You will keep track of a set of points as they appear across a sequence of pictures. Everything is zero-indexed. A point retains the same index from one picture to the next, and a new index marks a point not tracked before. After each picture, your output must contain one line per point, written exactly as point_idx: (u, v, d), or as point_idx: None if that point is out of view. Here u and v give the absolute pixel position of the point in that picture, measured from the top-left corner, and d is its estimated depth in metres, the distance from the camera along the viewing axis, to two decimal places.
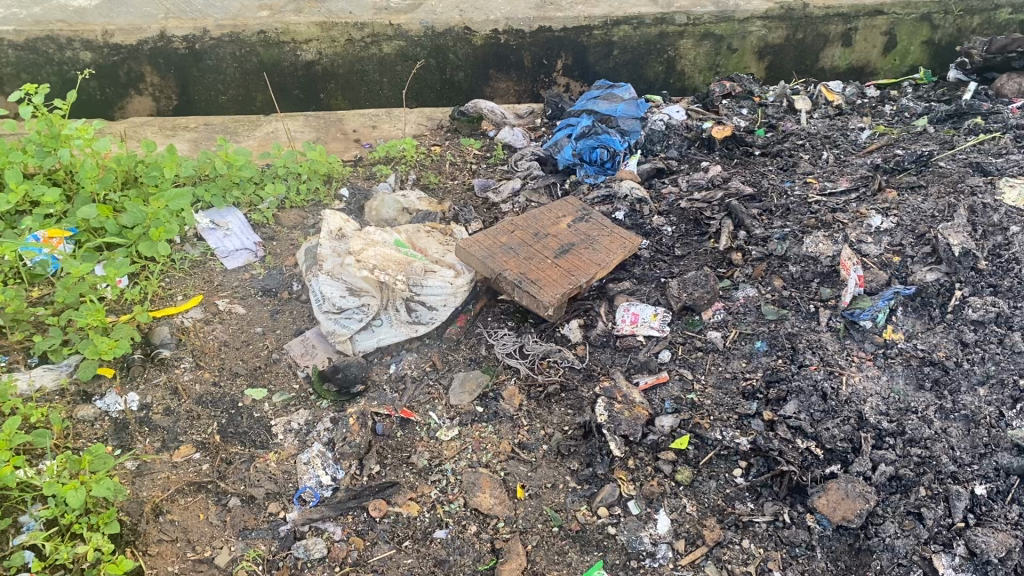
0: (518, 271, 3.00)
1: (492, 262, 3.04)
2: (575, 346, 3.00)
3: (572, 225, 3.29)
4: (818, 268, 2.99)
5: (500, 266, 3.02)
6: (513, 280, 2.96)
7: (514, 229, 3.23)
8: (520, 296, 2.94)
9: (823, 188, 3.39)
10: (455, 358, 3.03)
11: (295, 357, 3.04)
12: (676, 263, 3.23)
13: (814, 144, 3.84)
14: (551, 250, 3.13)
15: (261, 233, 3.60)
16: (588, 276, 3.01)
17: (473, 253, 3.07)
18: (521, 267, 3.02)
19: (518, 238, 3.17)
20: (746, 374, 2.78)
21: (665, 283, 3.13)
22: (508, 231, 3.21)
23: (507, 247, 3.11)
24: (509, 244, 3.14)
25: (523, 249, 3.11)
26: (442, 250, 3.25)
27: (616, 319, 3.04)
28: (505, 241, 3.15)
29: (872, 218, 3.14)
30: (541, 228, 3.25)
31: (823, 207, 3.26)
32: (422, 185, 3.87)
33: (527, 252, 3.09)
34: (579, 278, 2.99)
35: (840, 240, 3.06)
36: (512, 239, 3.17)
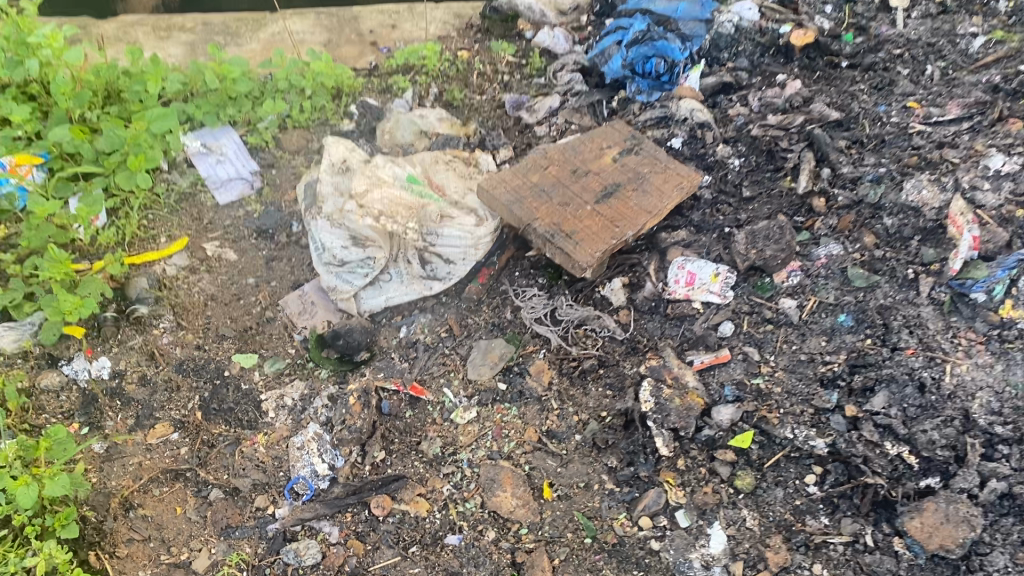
0: (551, 221, 2.50)
1: (520, 209, 2.54)
2: (619, 310, 2.53)
3: (619, 159, 2.74)
4: (919, 222, 2.42)
5: (530, 214, 2.52)
6: (544, 231, 2.47)
7: (548, 165, 2.69)
8: (553, 253, 2.45)
9: (930, 114, 2.77)
10: (476, 322, 2.58)
11: (291, 315, 2.61)
12: (744, 208, 2.69)
13: (915, 52, 3.16)
14: (592, 193, 2.60)
15: (260, 159, 3.13)
16: (635, 228, 2.50)
17: (498, 197, 2.57)
18: (555, 215, 2.51)
19: (554, 178, 2.64)
20: (826, 356, 2.29)
21: (730, 236, 2.61)
22: (540, 168, 2.68)
23: (539, 190, 2.60)
24: (542, 184, 2.62)
25: (559, 192, 2.59)
26: (459, 190, 2.76)
27: (668, 279, 2.54)
28: (537, 181, 2.63)
29: (992, 157, 2.48)
30: (581, 163, 2.71)
31: (929, 140, 2.66)
32: (445, 104, 3.34)
33: (563, 197, 2.58)
34: (624, 230, 2.48)
35: (948, 184, 2.46)
36: (545, 178, 2.64)
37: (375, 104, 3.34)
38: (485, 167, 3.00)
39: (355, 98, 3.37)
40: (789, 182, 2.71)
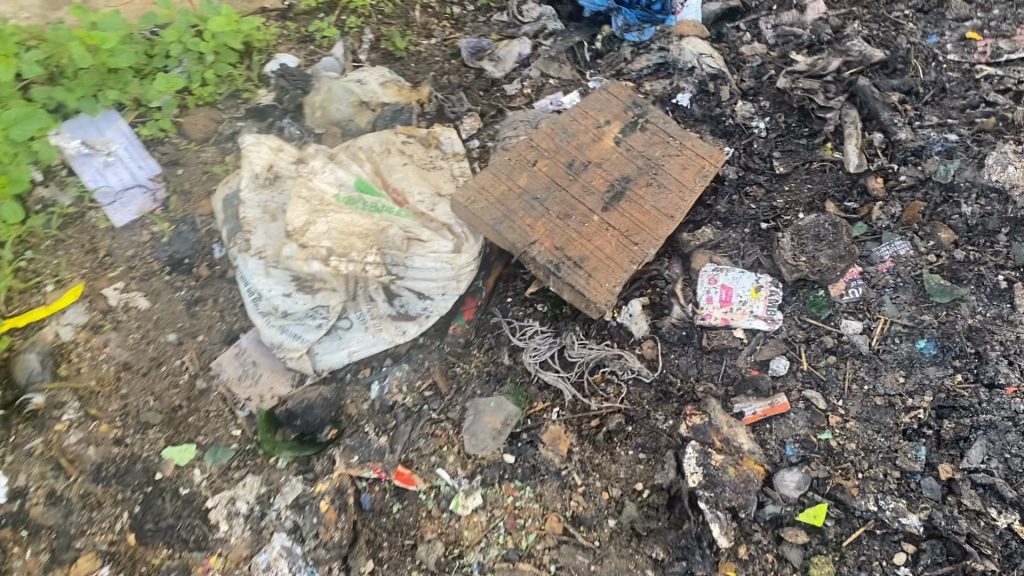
0: (552, 244, 1.97)
1: (508, 230, 1.99)
2: (642, 343, 2.05)
3: (621, 139, 2.17)
4: (1007, 213, 1.96)
5: (523, 236, 1.98)
6: (545, 261, 1.94)
7: (536, 158, 2.12)
8: (558, 288, 1.94)
9: (994, 56, 2.25)
10: (465, 371, 2.07)
11: (230, 382, 2.07)
12: (780, 191, 2.18)
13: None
14: (596, 195, 2.05)
15: (160, 154, 2.46)
16: (657, 242, 1.98)
17: (479, 214, 2.01)
18: (555, 235, 1.98)
19: (545, 177, 2.08)
20: (907, 399, 1.86)
21: (767, 235, 2.11)
22: (526, 164, 2.11)
23: (528, 198, 2.04)
24: (532, 189, 2.06)
25: (555, 199, 2.04)
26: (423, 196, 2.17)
27: (699, 297, 2.06)
28: (525, 184, 2.06)
29: None
30: (576, 151, 2.14)
31: (1003, 93, 2.15)
32: (385, 55, 2.66)
33: (560, 205, 2.03)
34: (645, 248, 1.96)
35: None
36: (534, 179, 2.07)
37: (294, 61, 2.63)
38: (448, 147, 2.39)
39: (268, 56, 2.67)
40: (832, 153, 2.19)
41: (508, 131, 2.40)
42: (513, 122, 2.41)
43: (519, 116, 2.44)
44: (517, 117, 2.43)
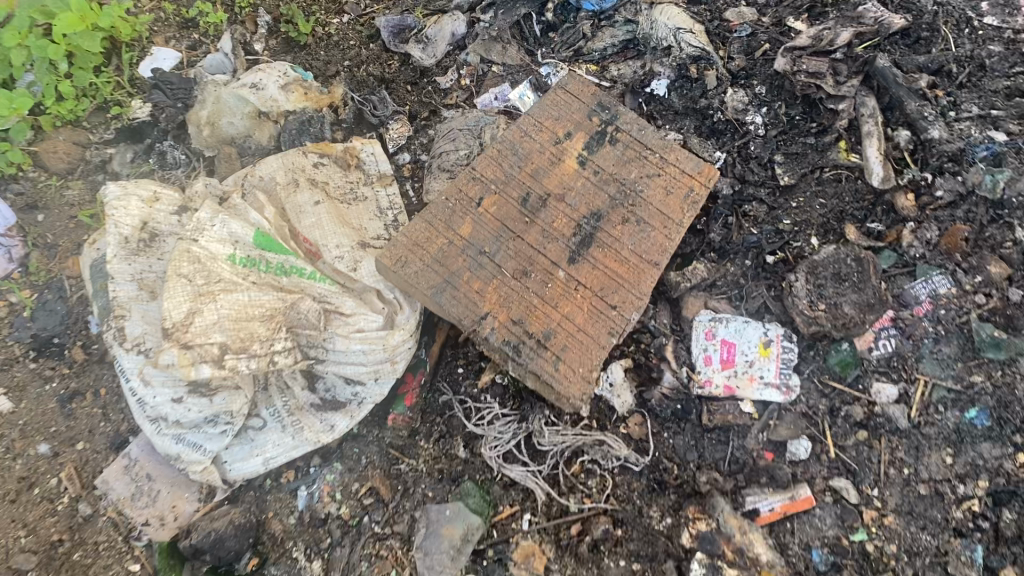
0: (507, 316, 1.54)
1: (451, 300, 1.56)
2: (627, 419, 1.66)
3: (587, 157, 1.71)
4: None
5: (471, 308, 1.54)
6: (499, 341, 1.52)
7: (480, 194, 1.66)
8: (519, 373, 1.52)
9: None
10: (412, 469, 1.67)
11: (121, 503, 1.66)
12: (786, 207, 1.76)
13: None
14: (559, 241, 1.62)
15: (10, 194, 1.95)
16: (641, 302, 1.56)
17: (413, 281, 1.57)
18: (511, 303, 1.55)
19: (493, 221, 1.63)
20: (961, 486, 1.47)
21: (775, 270, 1.70)
22: (467, 204, 1.65)
23: (474, 253, 1.60)
24: (478, 239, 1.61)
25: (507, 252, 1.60)
26: (342, 248, 1.72)
27: (695, 358, 1.67)
28: (469, 233, 1.62)
29: None
30: (531, 179, 1.68)
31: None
32: (285, 45, 2.17)
33: (515, 260, 1.59)
34: (625, 312, 1.54)
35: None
36: (479, 224, 1.63)
37: (174, 59, 2.14)
38: (373, 167, 1.94)
39: (142, 52, 2.14)
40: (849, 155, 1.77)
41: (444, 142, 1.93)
42: (450, 131, 1.94)
43: (456, 121, 1.96)
44: (455, 122, 1.96)
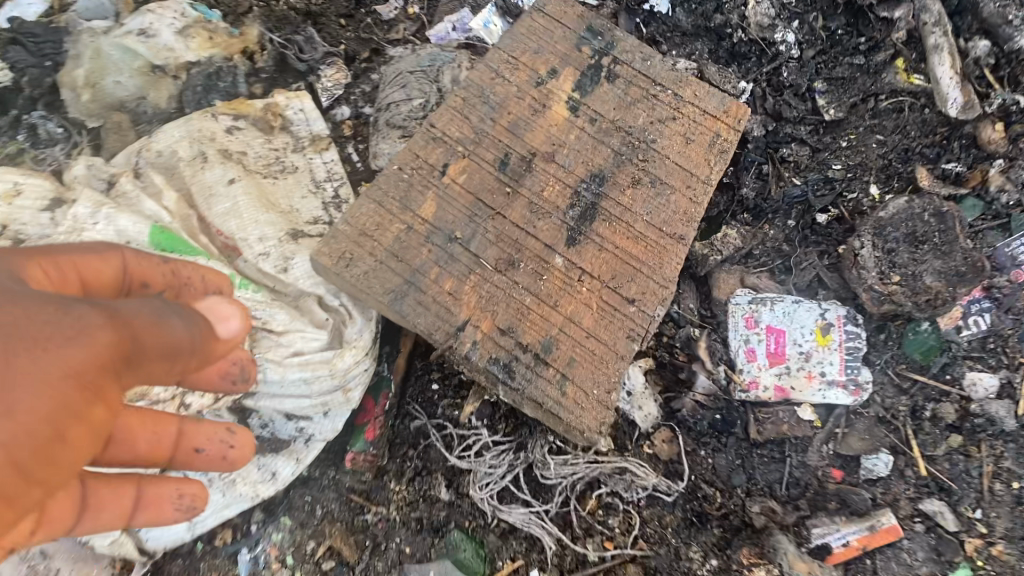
0: (492, 323, 1.16)
1: (415, 308, 1.15)
2: (653, 436, 1.29)
3: (578, 101, 1.31)
4: None
5: (443, 316, 1.15)
6: (485, 359, 1.14)
7: (442, 160, 1.25)
8: (513, 401, 1.15)
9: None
10: (381, 522, 1.27)
11: None
12: (833, 148, 1.38)
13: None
14: (551, 216, 1.22)
15: None
16: (666, 291, 1.18)
17: (363, 284, 1.15)
18: (497, 306, 1.16)
19: (464, 195, 1.23)
20: None
21: (828, 237, 1.34)
22: (427, 173, 1.24)
23: (440, 241, 1.19)
24: (445, 221, 1.20)
25: (484, 237, 1.20)
26: (267, 241, 1.30)
27: (735, 355, 1.30)
28: (434, 214, 1.21)
29: None
30: (507, 136, 1.27)
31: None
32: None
33: (495, 249, 1.20)
34: (646, 307, 1.17)
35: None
36: (443, 202, 1.22)
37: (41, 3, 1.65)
38: (303, 127, 1.51)
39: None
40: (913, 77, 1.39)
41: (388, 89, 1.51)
42: (394, 76, 1.52)
43: (400, 63, 1.53)
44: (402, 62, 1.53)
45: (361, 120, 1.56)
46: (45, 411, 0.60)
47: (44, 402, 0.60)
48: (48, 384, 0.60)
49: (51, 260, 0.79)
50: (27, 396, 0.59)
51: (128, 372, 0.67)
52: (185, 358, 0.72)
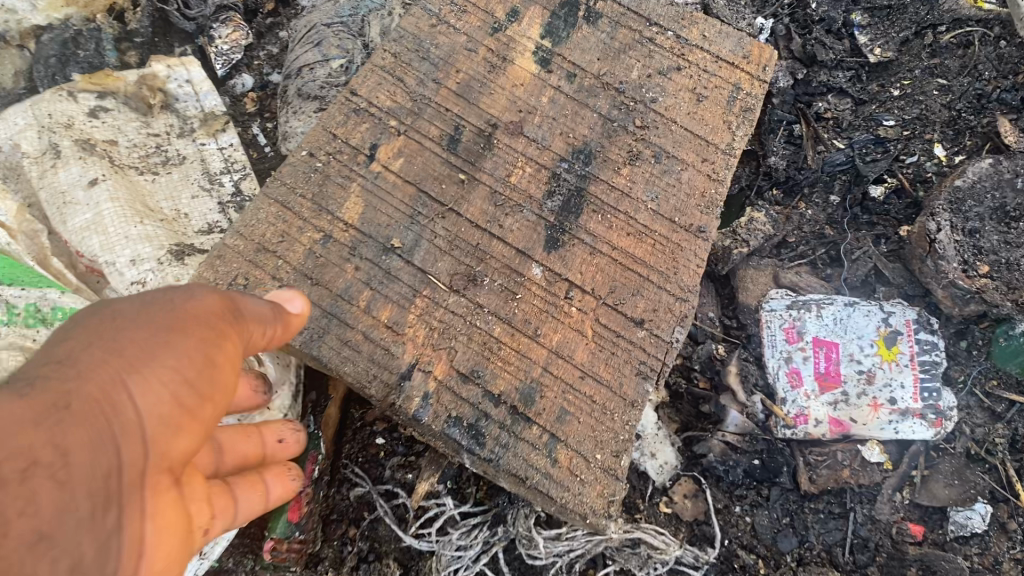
0: (448, 366, 0.73)
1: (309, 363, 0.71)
2: (672, 493, 0.96)
3: (550, 51, 0.88)
4: None
5: (380, 361, 0.72)
6: (444, 419, 0.71)
7: (367, 139, 0.81)
8: (483, 474, 0.72)
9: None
10: None
11: None
12: (884, 101, 1.08)
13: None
14: (521, 211, 0.80)
15: None
16: (688, 305, 0.77)
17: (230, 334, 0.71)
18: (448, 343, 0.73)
19: (403, 184, 0.79)
20: None
21: (887, 218, 1.04)
22: (348, 158, 0.80)
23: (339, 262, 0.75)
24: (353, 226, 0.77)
25: (433, 243, 0.77)
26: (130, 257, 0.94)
27: (777, 377, 0.98)
28: (362, 216, 0.77)
29: None
30: (457, 103, 0.84)
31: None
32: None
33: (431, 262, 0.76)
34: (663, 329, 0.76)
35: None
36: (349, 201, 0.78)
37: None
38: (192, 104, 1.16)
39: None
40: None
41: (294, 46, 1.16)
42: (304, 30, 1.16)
43: (310, 13, 1.17)
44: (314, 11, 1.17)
45: (267, 92, 1.22)
46: (181, 355, 0.48)
47: (178, 342, 0.49)
48: (174, 346, 0.48)
49: None
50: (155, 333, 0.48)
51: (241, 349, 0.54)
52: (271, 341, 0.57)
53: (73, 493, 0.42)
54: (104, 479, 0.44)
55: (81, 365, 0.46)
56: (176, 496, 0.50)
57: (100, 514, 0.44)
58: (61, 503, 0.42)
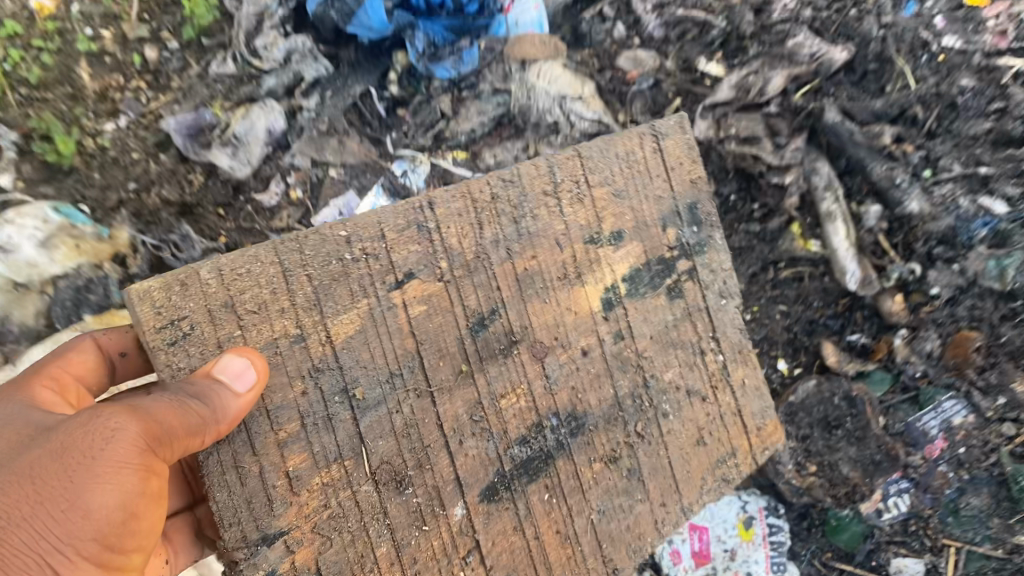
0: (319, 556, 1.37)
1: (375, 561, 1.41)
2: None
3: (617, 300, 1.68)
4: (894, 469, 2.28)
5: (257, 521, 1.33)
6: None
7: (408, 265, 1.48)
8: None
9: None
10: None
11: None
12: (729, 394, 1.79)
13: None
14: (485, 431, 1.52)
15: None
16: (568, 545, 1.56)
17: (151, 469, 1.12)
18: (378, 455, 1.42)
19: (402, 332, 1.47)
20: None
21: (711, 486, 1.74)
22: (377, 281, 1.45)
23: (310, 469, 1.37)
24: (364, 385, 1.42)
25: (389, 420, 1.44)
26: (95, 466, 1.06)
27: (611, 549, 1.60)
28: (342, 338, 1.41)
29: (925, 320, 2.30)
30: (507, 283, 1.57)
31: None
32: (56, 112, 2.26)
33: (453, 392, 1.50)
34: None
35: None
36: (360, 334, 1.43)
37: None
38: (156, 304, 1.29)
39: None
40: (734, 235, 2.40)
41: (250, 286, 1.35)
42: (299, 277, 1.39)
43: (306, 255, 1.40)
44: (309, 248, 1.40)
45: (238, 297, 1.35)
46: (115, 457, 1.07)
47: (108, 460, 1.07)
48: (101, 476, 1.06)
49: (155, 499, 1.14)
50: (102, 449, 1.07)
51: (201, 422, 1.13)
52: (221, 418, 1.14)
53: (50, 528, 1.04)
54: (67, 547, 1.05)
55: (31, 499, 1.05)
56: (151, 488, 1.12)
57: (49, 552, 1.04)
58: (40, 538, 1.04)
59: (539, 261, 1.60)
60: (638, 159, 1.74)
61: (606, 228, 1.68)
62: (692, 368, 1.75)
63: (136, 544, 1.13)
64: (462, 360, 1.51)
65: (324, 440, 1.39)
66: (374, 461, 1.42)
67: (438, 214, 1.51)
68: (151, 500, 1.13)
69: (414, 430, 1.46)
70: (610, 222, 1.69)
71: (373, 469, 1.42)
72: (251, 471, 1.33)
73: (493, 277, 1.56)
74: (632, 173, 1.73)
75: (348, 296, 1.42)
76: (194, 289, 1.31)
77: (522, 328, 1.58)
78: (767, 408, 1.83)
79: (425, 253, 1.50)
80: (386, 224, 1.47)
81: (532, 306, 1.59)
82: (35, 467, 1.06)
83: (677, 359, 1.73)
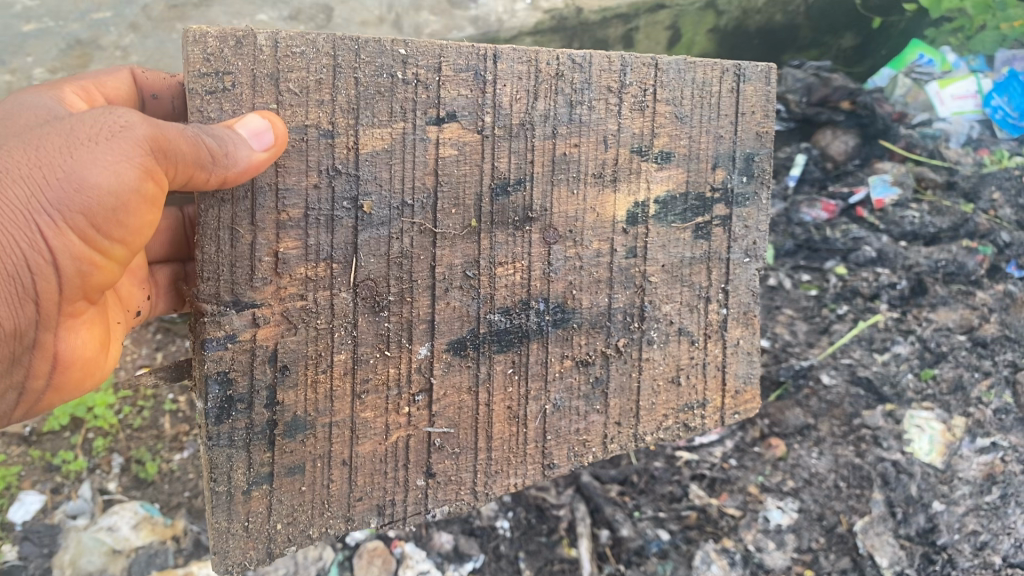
0: (280, 339, 1.41)
1: (332, 362, 1.45)
2: (497, 484, 1.62)
3: (638, 215, 1.67)
4: None
5: (235, 285, 1.37)
6: (267, 380, 1.41)
7: (457, 101, 1.49)
8: (406, 427, 1.52)
9: (992, 261, 3.08)
10: (290, 500, 1.46)
11: None
12: (719, 347, 1.79)
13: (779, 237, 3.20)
14: (472, 287, 1.55)
15: None
16: (514, 421, 1.61)
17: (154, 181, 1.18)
18: (368, 266, 1.45)
19: (428, 163, 1.48)
20: None
21: (671, 425, 1.76)
22: (419, 107, 1.46)
23: (299, 256, 1.40)
24: (376, 199, 1.44)
25: (388, 240, 1.46)
26: (99, 146, 1.14)
27: (555, 443, 1.65)
28: (369, 147, 1.43)
29: (770, 511, 2.42)
30: (546, 154, 1.58)
31: (945, 304, 2.92)
32: (135, 480, 2.50)
33: (455, 241, 1.52)
34: (448, 435, 1.55)
35: (862, 401, 2.67)
36: (387, 156, 1.44)
37: (39, 501, 2.41)
38: (213, 55, 1.31)
39: (8, 495, 2.40)
40: (616, 513, 2.43)
41: (300, 68, 1.37)
42: (347, 76, 1.40)
43: (361, 58, 1.40)
44: (366, 54, 1.41)
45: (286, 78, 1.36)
46: (127, 150, 1.14)
47: (120, 152, 1.14)
48: (108, 163, 1.14)
49: (151, 209, 1.22)
50: (119, 139, 1.15)
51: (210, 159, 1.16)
52: (231, 162, 1.16)
53: (52, 189, 1.13)
54: (60, 209, 1.13)
55: (44, 159, 1.13)
56: (149, 197, 1.19)
57: (44, 209, 1.13)
58: (41, 194, 1.12)
59: (581, 151, 1.60)
60: (712, 90, 1.72)
61: (657, 144, 1.67)
62: (692, 311, 1.75)
63: (121, 237, 1.20)
64: (473, 215, 1.53)
65: (320, 237, 1.41)
66: (360, 273, 1.45)
67: (499, 67, 1.52)
68: (143, 202, 1.19)
69: (407, 262, 1.48)
70: (663, 141, 1.68)
71: (356, 281, 1.45)
72: (244, 239, 1.36)
73: (530, 149, 1.56)
74: (702, 102, 1.71)
75: (387, 113, 1.43)
76: (247, 50, 1.33)
77: (541, 208, 1.59)
78: (752, 376, 1.85)
79: (472, 101, 1.51)
80: (447, 58, 1.47)
81: (558, 191, 1.60)
82: (58, 137, 1.15)
83: (681, 296, 1.73)
